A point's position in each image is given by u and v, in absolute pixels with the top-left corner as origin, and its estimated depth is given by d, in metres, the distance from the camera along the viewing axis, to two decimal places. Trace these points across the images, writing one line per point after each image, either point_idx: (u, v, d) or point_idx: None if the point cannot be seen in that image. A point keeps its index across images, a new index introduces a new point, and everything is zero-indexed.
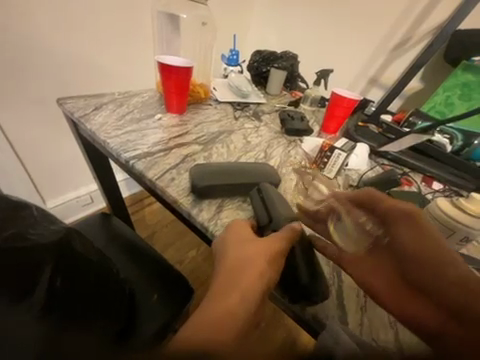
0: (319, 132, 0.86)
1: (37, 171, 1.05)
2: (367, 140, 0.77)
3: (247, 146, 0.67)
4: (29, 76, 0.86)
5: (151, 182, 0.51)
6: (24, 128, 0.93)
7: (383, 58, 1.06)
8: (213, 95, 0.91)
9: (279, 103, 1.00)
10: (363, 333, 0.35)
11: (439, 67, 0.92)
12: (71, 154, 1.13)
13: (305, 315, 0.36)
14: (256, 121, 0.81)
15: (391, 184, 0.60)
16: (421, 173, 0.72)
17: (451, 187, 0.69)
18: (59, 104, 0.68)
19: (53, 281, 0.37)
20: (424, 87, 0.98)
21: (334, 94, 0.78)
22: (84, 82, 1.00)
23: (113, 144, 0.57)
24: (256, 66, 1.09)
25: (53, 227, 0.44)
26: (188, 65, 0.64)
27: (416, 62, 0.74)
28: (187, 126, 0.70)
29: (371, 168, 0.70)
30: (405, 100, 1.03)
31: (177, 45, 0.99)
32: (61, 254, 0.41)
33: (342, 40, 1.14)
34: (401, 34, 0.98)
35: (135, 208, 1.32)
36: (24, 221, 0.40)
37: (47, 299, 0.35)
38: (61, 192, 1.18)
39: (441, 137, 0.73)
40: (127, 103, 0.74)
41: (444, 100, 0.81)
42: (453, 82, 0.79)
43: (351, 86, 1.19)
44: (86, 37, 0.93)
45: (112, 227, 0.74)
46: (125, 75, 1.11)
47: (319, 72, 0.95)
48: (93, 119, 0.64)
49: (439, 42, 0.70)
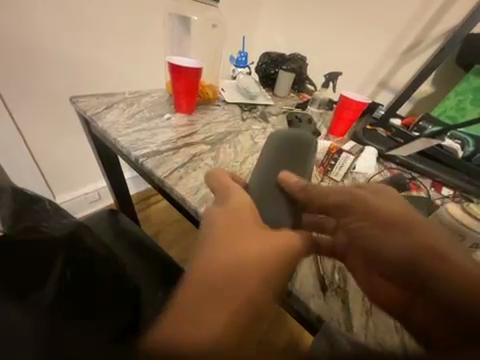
0: (326, 135, 0.85)
1: (47, 167, 1.08)
2: (375, 144, 0.77)
3: (254, 147, 0.68)
4: (43, 74, 0.89)
5: (159, 180, 0.52)
6: (37, 125, 0.97)
7: (393, 62, 1.05)
8: (221, 95, 0.91)
9: (286, 105, 1.00)
10: (367, 337, 0.34)
11: (451, 72, 0.91)
12: (81, 151, 1.16)
13: (309, 315, 0.37)
14: (263, 123, 0.82)
15: (399, 188, 0.60)
16: (430, 179, 0.71)
17: (461, 194, 0.67)
18: (72, 103, 0.70)
19: (62, 275, 0.38)
20: (435, 90, 0.96)
21: (343, 96, 0.78)
22: (97, 81, 1.03)
23: (124, 142, 0.58)
24: (264, 68, 1.09)
25: (64, 221, 0.46)
26: (198, 66, 0.65)
27: (427, 66, 0.73)
28: (196, 125, 0.71)
29: (379, 172, 0.69)
30: (416, 104, 1.02)
31: (187, 46, 1.01)
32: (73, 247, 0.42)
33: (351, 42, 1.13)
34: (412, 37, 0.97)
35: (141, 206, 1.34)
36: (36, 214, 0.41)
37: (56, 292, 0.37)
38: (70, 188, 1.21)
39: (451, 143, 0.72)
40: (137, 103, 0.75)
41: (455, 104, 0.79)
42: (465, 86, 0.77)
43: (360, 89, 1.18)
44: (98, 37, 0.95)
45: (119, 223, 0.76)
46: (135, 75, 1.13)
47: (328, 75, 0.94)
48: (104, 117, 0.66)
49: (452, 44, 0.69)
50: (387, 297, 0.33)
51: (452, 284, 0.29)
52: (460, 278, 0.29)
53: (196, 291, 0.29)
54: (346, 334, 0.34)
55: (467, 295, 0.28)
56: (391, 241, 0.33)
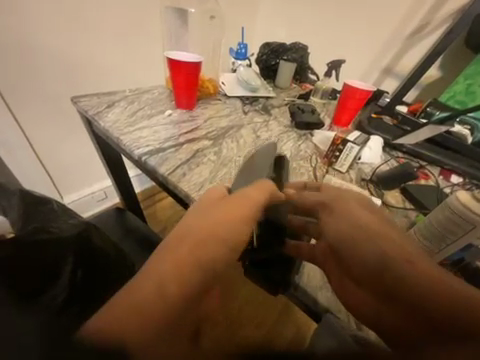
0: (330, 125, 0.84)
1: (53, 168, 1.10)
2: (381, 133, 0.75)
3: (257, 140, 0.67)
4: (44, 76, 0.90)
5: (163, 177, 0.52)
6: (41, 126, 0.97)
7: (398, 46, 1.01)
8: (222, 89, 0.90)
9: (288, 96, 0.98)
10: (375, 328, 0.34)
11: (460, 54, 0.87)
12: (85, 151, 1.17)
13: (316, 307, 0.37)
14: (265, 116, 0.80)
15: (406, 177, 0.58)
16: (438, 167, 0.69)
17: (471, 181, 0.66)
18: (74, 103, 0.70)
19: (74, 273, 0.39)
20: (443, 75, 0.92)
21: (347, 85, 0.76)
22: (96, 79, 1.02)
23: (126, 141, 0.58)
24: (265, 59, 1.07)
25: (72, 221, 0.46)
26: (197, 60, 0.64)
27: (435, 49, 0.70)
28: (197, 121, 0.70)
29: (385, 161, 0.68)
30: (422, 90, 0.99)
31: (185, 40, 0.99)
32: (80, 247, 0.43)
33: (354, 27, 1.09)
34: (419, 19, 0.93)
35: (147, 203, 1.35)
36: (45, 215, 0.42)
37: (71, 289, 0.37)
38: (76, 188, 1.23)
39: (460, 129, 0.70)
40: (138, 100, 0.75)
41: (464, 88, 0.77)
42: (475, 69, 0.74)
43: (364, 76, 1.15)
44: (95, 35, 0.94)
45: (126, 221, 0.77)
46: (135, 73, 1.12)
47: (331, 63, 0.91)
48: (105, 116, 0.66)
49: (461, 25, 0.66)
50: (362, 304, 0.33)
51: (425, 288, 0.28)
52: (431, 280, 0.28)
53: (155, 277, 0.27)
54: (349, 324, 0.34)
55: (450, 299, 0.27)
56: (363, 251, 0.33)
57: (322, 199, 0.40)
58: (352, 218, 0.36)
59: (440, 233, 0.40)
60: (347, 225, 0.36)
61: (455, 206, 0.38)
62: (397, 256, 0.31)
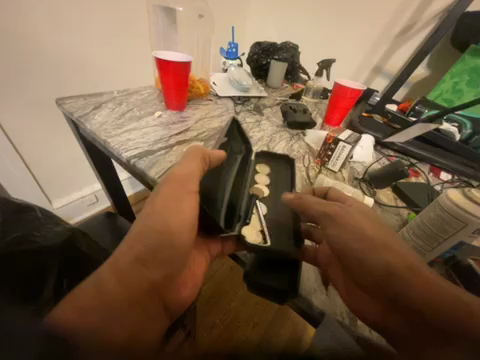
0: (322, 124, 0.84)
1: (39, 172, 1.06)
2: (372, 131, 0.76)
3: (249, 141, 0.66)
4: (28, 78, 0.86)
5: (153, 181, 0.50)
6: (25, 130, 0.93)
7: (387, 45, 1.02)
8: (213, 89, 0.89)
9: (280, 96, 0.98)
10: (371, 329, 0.34)
11: (447, 53, 0.89)
12: (73, 154, 1.13)
13: (311, 310, 0.36)
14: (257, 116, 0.80)
15: (399, 176, 0.57)
16: (428, 164, 0.70)
17: (460, 177, 0.67)
18: (59, 105, 0.67)
19: (59, 282, 0.38)
20: (431, 74, 0.94)
21: (337, 84, 0.76)
22: (83, 80, 0.99)
23: (114, 144, 0.56)
24: (256, 58, 1.06)
25: (58, 229, 0.44)
26: (187, 60, 0.62)
27: (423, 48, 0.71)
28: (188, 122, 0.69)
29: (377, 160, 0.68)
30: (411, 88, 1.00)
31: (174, 39, 0.97)
32: (65, 256, 0.41)
33: (344, 26, 1.09)
34: (406, 18, 0.94)
35: (139, 206, 1.33)
36: (27, 224, 0.40)
37: (55, 298, 0.35)
38: (65, 192, 1.19)
39: (448, 126, 0.71)
40: (126, 101, 0.73)
41: (451, 87, 0.78)
42: (461, 68, 0.76)
43: (354, 75, 1.16)
44: (81, 34, 0.91)
45: (117, 226, 0.75)
46: (123, 73, 1.10)
47: (321, 62, 0.91)
48: (92, 118, 0.63)
49: (448, 24, 0.67)
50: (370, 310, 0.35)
51: (428, 296, 0.29)
52: (427, 286, 0.30)
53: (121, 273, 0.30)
54: (345, 325, 0.34)
55: (451, 306, 0.28)
56: (368, 260, 0.34)
57: (326, 208, 0.40)
58: (357, 229, 0.36)
59: (432, 231, 0.41)
60: (349, 233, 0.36)
61: (445, 203, 0.39)
62: (399, 266, 0.32)
